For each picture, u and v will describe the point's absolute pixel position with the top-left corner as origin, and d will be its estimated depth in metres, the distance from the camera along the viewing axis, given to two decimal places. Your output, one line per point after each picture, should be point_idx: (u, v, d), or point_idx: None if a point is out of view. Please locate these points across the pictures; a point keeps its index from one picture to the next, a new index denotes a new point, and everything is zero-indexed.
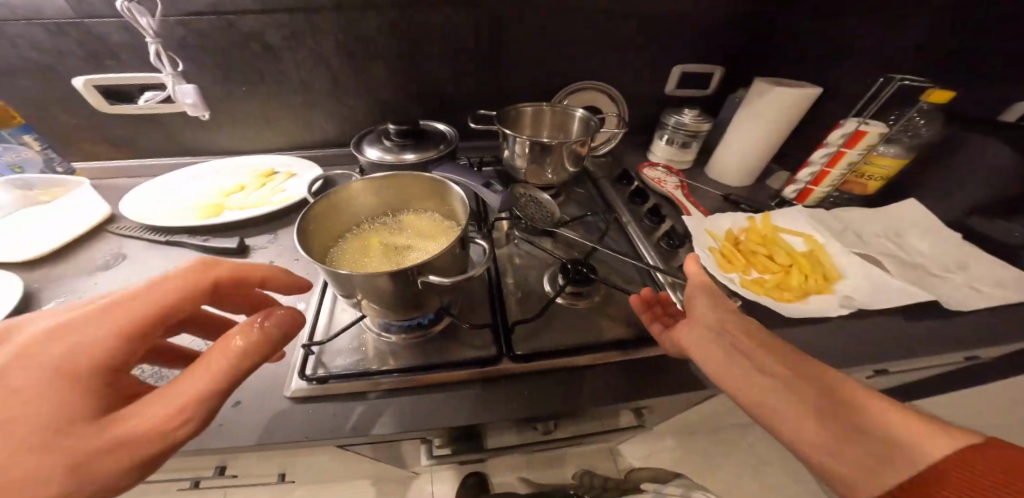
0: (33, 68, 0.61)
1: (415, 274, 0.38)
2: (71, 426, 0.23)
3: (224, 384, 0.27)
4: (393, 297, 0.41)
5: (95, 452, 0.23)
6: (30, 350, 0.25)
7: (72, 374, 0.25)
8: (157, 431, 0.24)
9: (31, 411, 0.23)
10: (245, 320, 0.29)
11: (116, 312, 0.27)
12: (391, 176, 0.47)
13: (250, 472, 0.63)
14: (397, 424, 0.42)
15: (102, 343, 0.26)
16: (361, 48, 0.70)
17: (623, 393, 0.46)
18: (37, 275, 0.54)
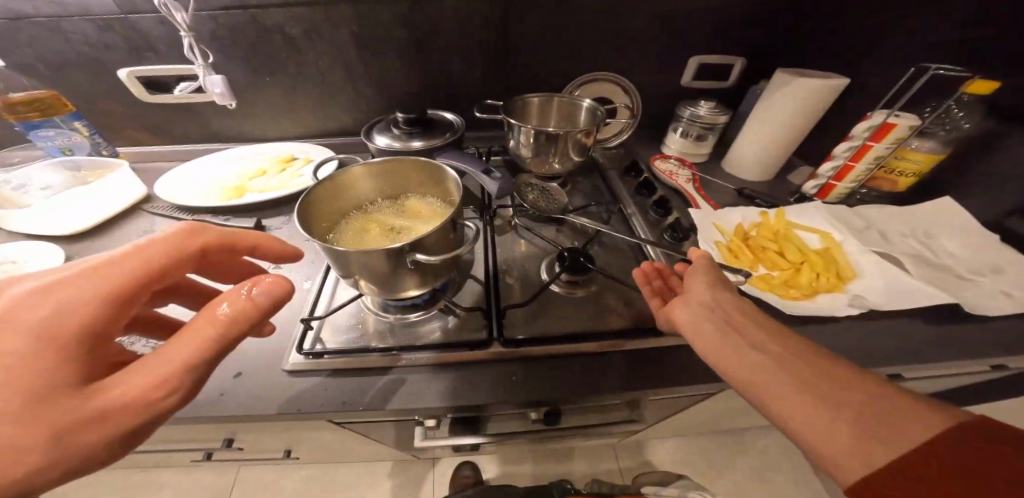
0: (85, 62, 0.66)
1: (405, 250, 0.40)
2: (60, 395, 0.25)
3: (208, 357, 0.28)
4: (386, 274, 0.43)
5: (86, 419, 0.25)
6: (14, 310, 0.26)
7: (55, 341, 0.25)
8: (142, 399, 0.26)
9: (21, 377, 0.24)
10: (231, 290, 0.30)
11: (98, 278, 0.28)
12: (391, 161, 0.49)
13: (256, 447, 0.68)
14: (384, 401, 0.43)
15: (85, 311, 0.26)
16: (377, 40, 0.72)
17: (614, 382, 0.46)
18: (78, 248, 0.59)
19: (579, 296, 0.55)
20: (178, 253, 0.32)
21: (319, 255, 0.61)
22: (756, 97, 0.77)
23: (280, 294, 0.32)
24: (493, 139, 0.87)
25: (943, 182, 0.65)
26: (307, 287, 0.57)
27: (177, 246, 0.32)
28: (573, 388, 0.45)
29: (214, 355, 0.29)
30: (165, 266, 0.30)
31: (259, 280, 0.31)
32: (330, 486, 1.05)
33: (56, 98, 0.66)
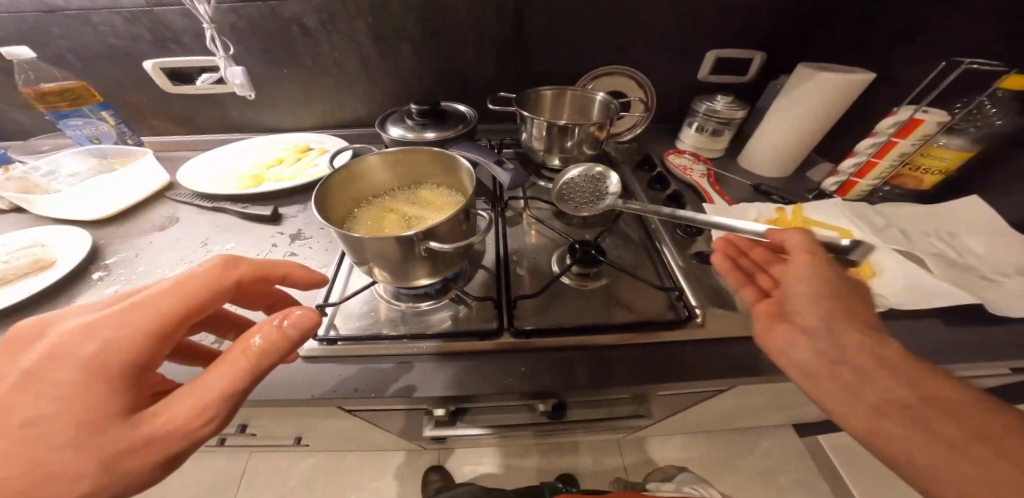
0: (112, 53, 0.67)
1: (416, 239, 0.40)
2: (110, 424, 0.27)
3: (242, 388, 0.30)
4: (400, 262, 0.43)
5: (133, 447, 0.27)
6: (70, 346, 0.28)
7: (106, 373, 0.28)
8: (185, 427, 0.29)
9: (77, 408, 0.26)
10: (264, 321, 0.31)
11: (138, 314, 0.29)
12: (407, 151, 0.49)
13: (269, 432, 0.70)
14: (395, 389, 0.44)
15: (129, 346, 0.29)
16: (393, 32, 0.73)
17: (625, 375, 0.46)
18: (104, 234, 0.61)
19: (590, 289, 0.55)
20: (214, 286, 0.33)
21: (333, 243, 0.62)
22: (775, 92, 0.76)
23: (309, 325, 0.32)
24: (503, 132, 0.87)
25: (969, 180, 0.63)
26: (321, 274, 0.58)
27: (211, 278, 0.33)
28: (583, 381, 0.45)
29: (247, 386, 0.31)
30: (202, 300, 0.32)
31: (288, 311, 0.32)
32: (338, 472, 1.08)
33: (85, 88, 0.68)
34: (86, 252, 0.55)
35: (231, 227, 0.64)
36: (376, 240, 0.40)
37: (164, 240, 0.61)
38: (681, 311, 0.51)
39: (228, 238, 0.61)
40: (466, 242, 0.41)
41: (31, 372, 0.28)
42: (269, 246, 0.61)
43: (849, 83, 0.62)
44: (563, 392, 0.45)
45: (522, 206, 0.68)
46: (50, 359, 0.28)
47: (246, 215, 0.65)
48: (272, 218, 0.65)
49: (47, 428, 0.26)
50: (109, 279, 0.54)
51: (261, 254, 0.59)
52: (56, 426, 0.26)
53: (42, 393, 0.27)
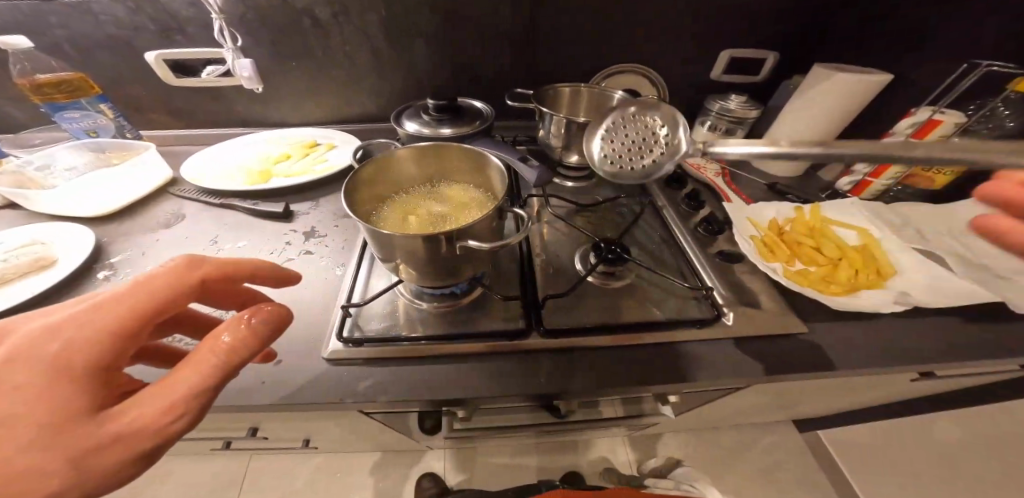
0: (112, 43, 0.64)
1: (453, 237, 0.39)
2: (75, 423, 0.23)
3: (219, 381, 0.27)
4: (433, 261, 0.42)
5: (99, 446, 0.23)
6: (21, 348, 0.25)
7: (70, 368, 0.24)
8: (154, 425, 0.25)
9: (39, 405, 0.23)
10: (235, 316, 0.29)
11: (103, 309, 0.26)
12: (433, 147, 0.48)
13: (279, 435, 0.68)
14: (425, 392, 0.43)
15: (94, 343, 0.25)
16: (406, 26, 0.71)
17: (657, 375, 0.45)
18: (106, 231, 0.59)
19: (615, 288, 0.54)
20: (181, 284, 0.31)
21: (349, 242, 0.61)
22: (789, 92, 0.76)
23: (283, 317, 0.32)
24: (517, 129, 0.86)
25: (980, 180, 0.64)
26: (339, 273, 0.56)
27: (177, 276, 0.31)
28: (615, 381, 0.44)
29: (224, 379, 0.28)
30: (169, 299, 0.30)
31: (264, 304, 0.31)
32: (344, 473, 1.06)
33: (84, 79, 0.65)
34: (89, 251, 0.53)
35: (241, 224, 0.61)
36: (411, 238, 0.39)
37: (171, 238, 0.58)
38: (708, 310, 0.51)
39: (238, 236, 0.59)
40: (511, 238, 0.39)
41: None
42: (282, 244, 0.59)
43: (870, 83, 0.63)
44: (596, 391, 0.44)
45: (540, 203, 0.67)
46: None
47: (256, 212, 0.63)
48: (284, 215, 0.63)
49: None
50: (115, 278, 0.51)
51: (274, 252, 0.57)
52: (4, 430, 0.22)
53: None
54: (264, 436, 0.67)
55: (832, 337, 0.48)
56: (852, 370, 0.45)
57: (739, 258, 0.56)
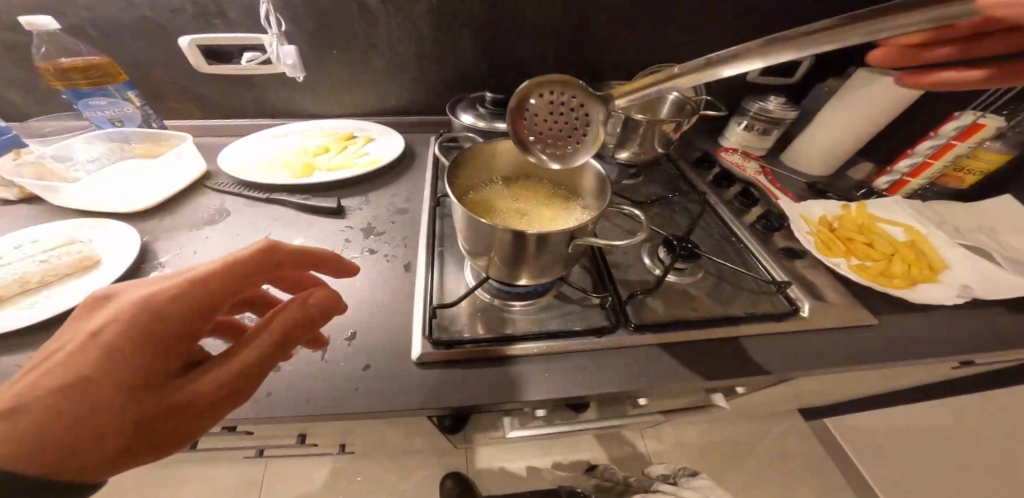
0: (142, 24, 0.60)
1: (574, 234, 0.40)
2: (147, 388, 0.24)
3: (268, 361, 0.28)
4: (537, 258, 0.43)
5: (161, 414, 0.24)
6: (116, 312, 0.25)
7: (150, 338, 0.25)
8: (211, 399, 0.26)
9: (118, 368, 0.24)
10: (295, 298, 0.30)
11: (186, 285, 0.26)
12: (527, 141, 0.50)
13: (328, 440, 0.66)
14: (526, 392, 0.43)
15: (173, 315, 0.26)
16: (455, 17, 0.69)
17: (744, 368, 0.46)
18: (148, 227, 0.54)
19: (688, 285, 0.55)
20: (254, 265, 0.30)
21: (409, 239, 0.59)
22: (825, 95, 0.79)
23: (329, 305, 0.32)
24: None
25: (1001, 181, 0.69)
26: (406, 270, 0.54)
27: (256, 255, 0.31)
28: (705, 374, 0.45)
29: (276, 358, 0.29)
30: (243, 278, 0.29)
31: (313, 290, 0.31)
32: (366, 477, 1.02)
33: (112, 65, 0.59)
34: (136, 250, 0.49)
35: (293, 220, 0.58)
36: (528, 235, 0.39)
37: (220, 235, 0.54)
38: (784, 305, 0.52)
39: (293, 233, 0.56)
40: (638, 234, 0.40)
41: (73, 336, 0.25)
42: (342, 241, 0.56)
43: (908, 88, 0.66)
44: (687, 387, 0.45)
45: None
46: (89, 328, 0.25)
47: (308, 207, 0.60)
48: (338, 211, 0.60)
49: (78, 390, 0.23)
50: None
51: (334, 250, 0.55)
52: (91, 388, 0.23)
53: (78, 357, 0.24)
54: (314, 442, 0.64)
55: (894, 329, 0.51)
56: (920, 359, 0.48)
57: (798, 254, 0.59)
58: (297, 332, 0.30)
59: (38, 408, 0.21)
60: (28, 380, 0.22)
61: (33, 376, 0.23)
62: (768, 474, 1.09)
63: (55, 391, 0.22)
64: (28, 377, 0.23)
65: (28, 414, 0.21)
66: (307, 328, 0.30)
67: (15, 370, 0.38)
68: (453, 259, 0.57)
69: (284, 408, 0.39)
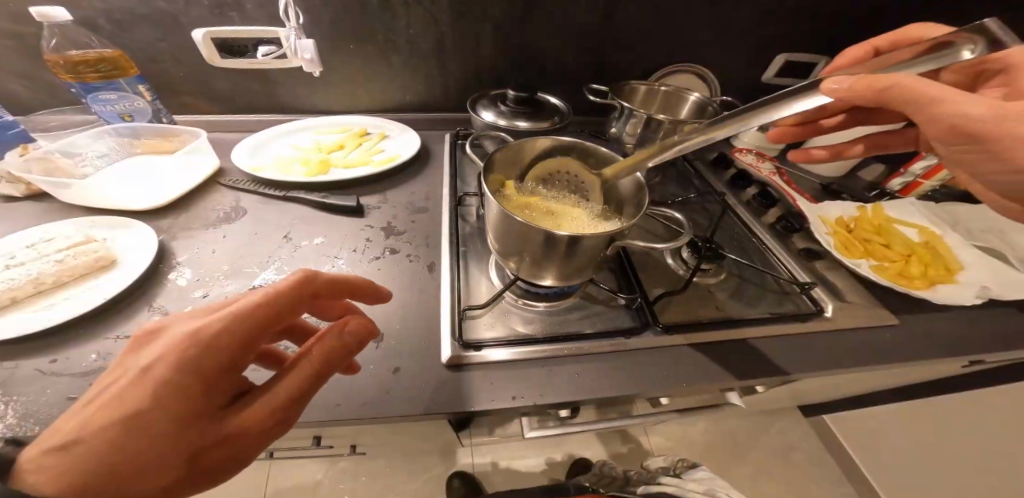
0: (156, 16, 0.58)
1: (616, 238, 0.40)
2: (198, 421, 0.24)
3: (306, 393, 0.27)
4: (573, 261, 0.42)
5: (213, 446, 0.24)
6: (163, 347, 0.25)
7: (198, 372, 0.24)
8: (258, 430, 0.25)
9: (168, 403, 0.23)
10: (331, 327, 0.28)
11: (231, 318, 0.25)
12: (552, 142, 0.50)
13: (342, 442, 0.65)
14: (557, 393, 0.43)
15: (217, 349, 0.25)
16: (475, 13, 0.68)
17: (771, 368, 0.46)
18: (163, 225, 0.53)
19: (712, 286, 0.55)
20: (297, 296, 0.29)
21: (431, 239, 0.58)
22: None
23: (365, 337, 0.29)
24: (586, 124, 0.85)
25: None
26: (429, 272, 0.53)
27: (298, 284, 0.29)
28: (733, 374, 0.45)
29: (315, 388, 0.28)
30: (286, 307, 0.28)
31: (348, 317, 0.29)
32: (371, 476, 1.01)
33: (121, 57, 0.57)
34: (155, 249, 0.47)
35: (312, 219, 0.57)
36: (570, 238, 0.39)
37: (238, 234, 0.53)
38: (807, 305, 0.53)
39: (314, 232, 0.55)
40: (680, 238, 0.40)
41: (126, 373, 0.24)
42: (364, 241, 0.55)
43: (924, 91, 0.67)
44: (717, 388, 0.45)
45: None
46: (139, 363, 0.25)
47: (326, 205, 0.58)
48: (357, 209, 0.59)
49: (131, 425, 0.22)
50: (191, 281, 0.46)
51: (357, 250, 0.54)
52: (143, 424, 0.23)
53: (130, 392, 0.23)
54: (329, 443, 0.63)
55: (915, 329, 0.52)
56: (943, 358, 0.49)
57: (818, 255, 0.60)
58: (334, 363, 0.28)
59: (96, 445, 0.22)
60: (85, 416, 0.23)
61: (89, 410, 0.23)
62: (770, 470, 1.11)
63: (110, 427, 0.22)
64: (85, 413, 0.23)
65: (88, 450, 0.21)
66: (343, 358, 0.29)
67: (34, 375, 0.36)
68: (477, 259, 0.56)
69: (317, 412, 0.38)
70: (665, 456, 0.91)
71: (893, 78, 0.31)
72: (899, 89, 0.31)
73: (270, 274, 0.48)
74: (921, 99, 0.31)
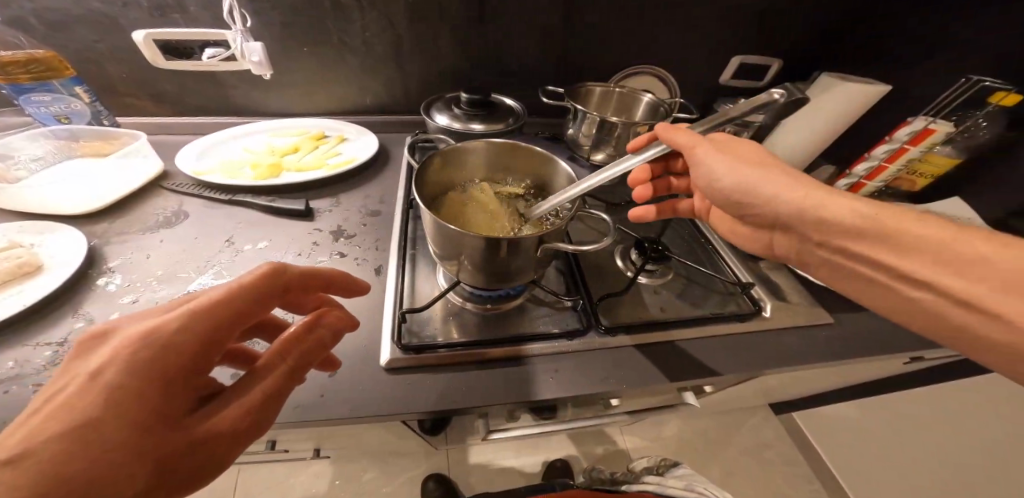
0: (93, 16, 0.57)
1: (545, 239, 0.40)
2: (165, 423, 0.23)
3: (283, 390, 0.28)
4: (508, 263, 0.42)
5: (184, 449, 0.23)
6: (115, 349, 0.24)
7: (161, 372, 0.23)
8: (235, 429, 0.26)
9: (129, 406, 0.22)
10: (304, 325, 0.31)
11: (192, 315, 0.25)
12: (494, 147, 0.51)
13: (297, 448, 0.64)
14: (496, 395, 0.43)
15: (180, 346, 0.24)
16: (429, 16, 0.68)
17: (710, 366, 0.48)
18: (97, 230, 0.51)
19: (658, 286, 0.56)
20: (267, 291, 0.29)
21: (381, 242, 0.57)
22: None
23: (340, 327, 0.33)
24: (548, 126, 0.86)
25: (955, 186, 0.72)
26: (377, 276, 0.53)
27: (266, 278, 0.29)
28: (673, 372, 0.46)
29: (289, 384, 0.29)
30: (254, 303, 0.28)
31: (323, 312, 0.32)
32: (345, 481, 0.99)
33: (54, 57, 0.55)
34: (84, 253, 0.46)
35: (258, 223, 0.56)
36: (501, 240, 0.39)
37: (178, 239, 0.51)
38: (748, 305, 0.54)
39: (258, 236, 0.54)
40: (606, 238, 0.40)
41: (72, 378, 0.23)
42: (310, 244, 0.55)
43: (870, 92, 0.69)
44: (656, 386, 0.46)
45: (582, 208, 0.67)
46: (89, 367, 0.23)
47: (275, 209, 0.58)
48: (306, 213, 0.58)
49: (85, 434, 0.21)
50: (126, 287, 0.45)
51: (303, 254, 0.53)
52: (98, 432, 0.21)
53: (82, 398, 0.22)
54: (283, 449, 0.62)
55: (850, 326, 0.53)
56: (874, 355, 0.50)
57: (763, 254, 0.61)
58: (308, 357, 0.30)
59: (45, 457, 0.20)
60: (24, 430, 0.21)
61: (34, 422, 0.21)
62: (744, 465, 1.12)
63: (58, 438, 0.21)
64: (27, 425, 0.21)
65: (32, 461, 0.20)
66: (316, 352, 0.31)
67: None
68: (427, 262, 0.56)
69: None
70: (650, 456, 0.90)
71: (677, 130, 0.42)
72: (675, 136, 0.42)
73: (209, 279, 0.47)
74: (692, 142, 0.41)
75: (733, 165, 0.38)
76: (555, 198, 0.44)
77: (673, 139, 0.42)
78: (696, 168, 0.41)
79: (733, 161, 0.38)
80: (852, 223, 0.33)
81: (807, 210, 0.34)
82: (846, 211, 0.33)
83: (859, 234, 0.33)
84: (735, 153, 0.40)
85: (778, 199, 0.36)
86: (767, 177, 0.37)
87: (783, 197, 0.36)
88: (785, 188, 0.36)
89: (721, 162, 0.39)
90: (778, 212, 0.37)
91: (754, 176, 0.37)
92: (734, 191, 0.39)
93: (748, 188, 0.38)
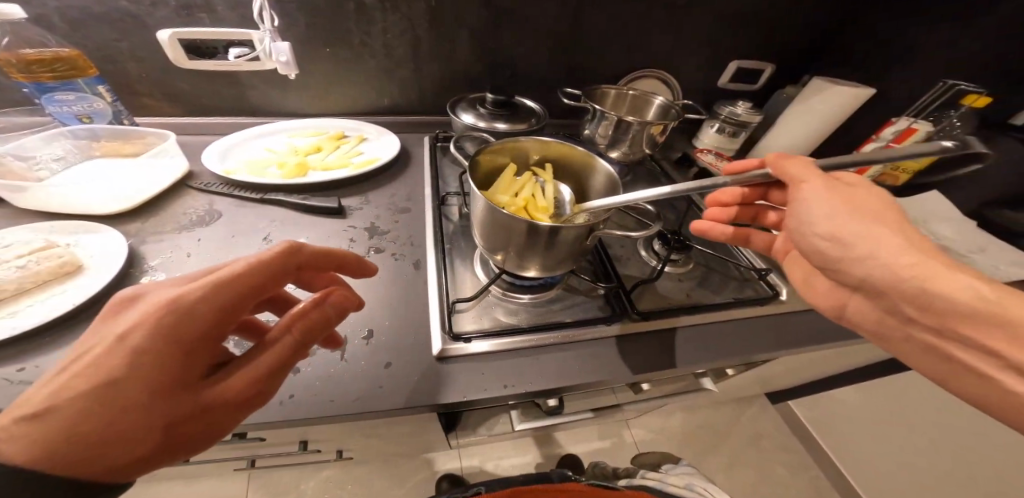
0: (117, 15, 0.56)
1: (596, 228, 0.43)
2: (178, 390, 0.25)
3: (284, 366, 0.29)
4: (560, 253, 0.45)
5: (191, 416, 0.25)
6: (140, 315, 0.26)
7: (178, 342, 0.25)
8: (238, 398, 0.27)
9: (144, 372, 0.24)
10: (310, 302, 0.31)
11: (211, 288, 0.27)
12: (533, 144, 0.55)
13: (329, 447, 0.63)
14: (543, 380, 0.45)
15: (198, 317, 0.26)
16: (451, 20, 0.70)
17: (734, 348, 0.52)
18: (131, 230, 0.51)
19: (681, 275, 0.60)
20: (280, 267, 0.31)
21: (416, 238, 0.59)
22: (784, 100, 0.88)
23: (346, 305, 0.32)
24: (560, 127, 0.90)
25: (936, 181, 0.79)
26: (415, 271, 0.54)
27: (280, 257, 0.31)
28: (701, 354, 0.50)
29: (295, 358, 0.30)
30: (269, 278, 0.30)
31: (329, 292, 0.32)
32: (358, 484, 0.97)
33: (79, 57, 0.55)
34: (125, 254, 0.45)
35: (291, 221, 0.57)
36: (551, 228, 0.41)
37: (214, 238, 0.51)
38: (765, 289, 0.59)
39: (293, 233, 0.55)
40: (651, 227, 0.44)
41: (103, 338, 0.25)
42: (347, 241, 0.56)
43: (857, 95, 0.76)
44: (688, 367, 0.49)
45: (615, 212, 0.69)
46: (117, 330, 0.25)
47: (307, 208, 0.58)
48: (339, 211, 0.59)
49: (107, 393, 0.23)
50: None
51: None
52: (118, 391, 0.24)
53: (108, 359, 0.24)
54: (315, 448, 0.61)
55: None
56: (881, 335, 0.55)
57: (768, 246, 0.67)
58: (315, 334, 0.31)
59: (70, 414, 0.23)
60: (52, 386, 0.23)
61: (64, 377, 0.24)
62: (742, 452, 1.17)
63: (83, 396, 0.23)
64: (61, 379, 0.24)
65: (61, 417, 0.22)
66: (323, 329, 0.31)
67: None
68: (461, 257, 0.57)
69: (308, 408, 0.39)
70: (655, 451, 0.91)
71: (786, 165, 0.38)
72: (785, 170, 0.38)
73: None
74: (797, 181, 0.37)
75: (839, 213, 0.33)
76: (602, 203, 0.46)
77: (783, 170, 0.38)
78: (794, 204, 0.37)
79: (842, 208, 0.33)
80: (963, 298, 0.29)
81: (908, 280, 0.31)
82: (945, 281, 0.30)
83: (960, 306, 0.29)
84: (853, 197, 0.34)
85: (876, 261, 0.32)
86: (873, 235, 0.32)
87: (880, 260, 0.32)
88: (891, 252, 0.31)
89: (824, 206, 0.34)
90: (866, 273, 0.33)
91: (861, 231, 0.32)
92: (822, 239, 0.35)
93: (841, 241, 0.34)
